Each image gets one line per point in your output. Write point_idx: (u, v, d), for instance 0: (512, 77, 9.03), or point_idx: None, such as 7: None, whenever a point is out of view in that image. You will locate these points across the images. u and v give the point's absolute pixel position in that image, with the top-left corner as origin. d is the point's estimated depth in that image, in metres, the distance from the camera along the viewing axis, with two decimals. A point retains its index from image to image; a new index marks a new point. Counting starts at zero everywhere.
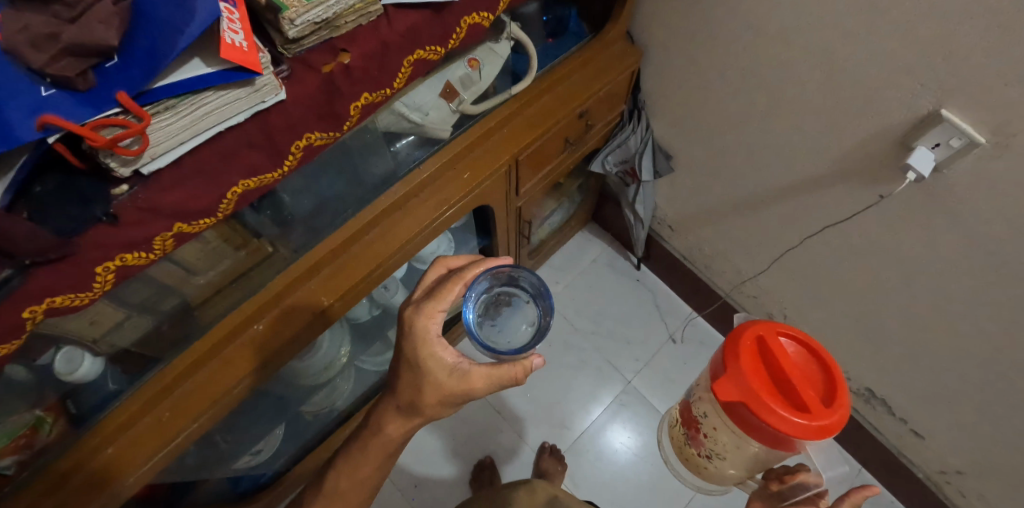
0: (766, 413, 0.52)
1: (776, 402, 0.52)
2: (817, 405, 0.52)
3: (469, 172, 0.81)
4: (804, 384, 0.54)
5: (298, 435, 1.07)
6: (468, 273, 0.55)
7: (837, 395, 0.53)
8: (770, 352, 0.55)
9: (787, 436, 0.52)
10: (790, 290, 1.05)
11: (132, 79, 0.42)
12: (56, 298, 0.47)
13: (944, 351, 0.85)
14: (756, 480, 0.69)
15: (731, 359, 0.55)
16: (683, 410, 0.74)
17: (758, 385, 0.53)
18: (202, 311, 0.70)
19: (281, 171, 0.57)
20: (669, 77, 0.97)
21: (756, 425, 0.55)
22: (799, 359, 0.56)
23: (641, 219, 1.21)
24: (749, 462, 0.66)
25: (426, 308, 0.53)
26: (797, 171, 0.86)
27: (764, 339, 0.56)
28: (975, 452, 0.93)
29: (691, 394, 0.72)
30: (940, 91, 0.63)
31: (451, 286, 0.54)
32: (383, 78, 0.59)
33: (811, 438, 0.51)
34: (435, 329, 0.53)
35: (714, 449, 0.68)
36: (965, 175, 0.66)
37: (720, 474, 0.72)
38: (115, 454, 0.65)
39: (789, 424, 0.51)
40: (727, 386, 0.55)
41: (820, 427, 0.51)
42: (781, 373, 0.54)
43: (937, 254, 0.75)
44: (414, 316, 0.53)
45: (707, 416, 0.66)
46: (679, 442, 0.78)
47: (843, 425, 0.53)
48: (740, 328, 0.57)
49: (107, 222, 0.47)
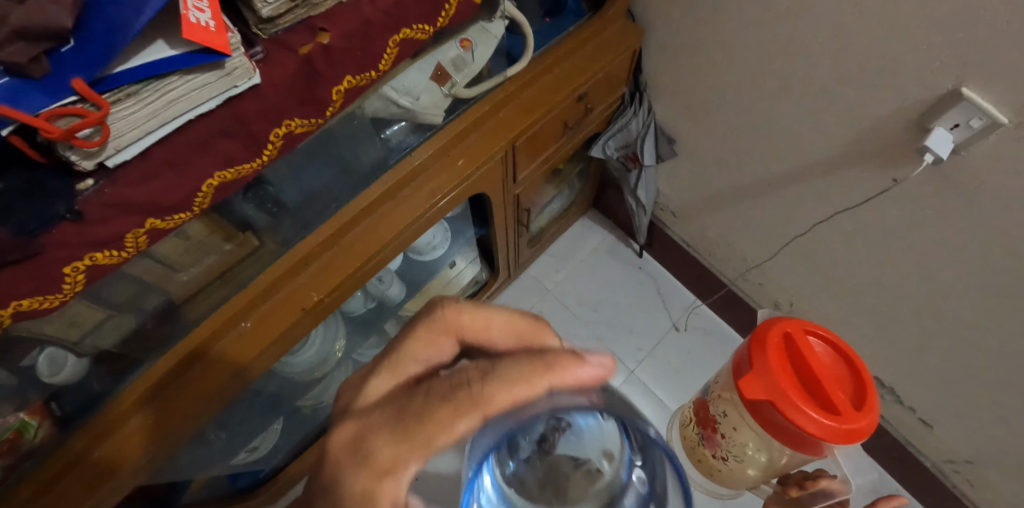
0: (794, 413, 0.49)
1: (806, 402, 0.49)
2: (848, 408, 0.50)
3: (464, 158, 0.78)
4: (833, 385, 0.52)
5: (296, 429, 1.05)
6: (490, 399, 0.31)
7: (868, 398, 0.52)
8: (798, 351, 0.53)
9: (813, 438, 0.50)
10: (798, 277, 1.02)
11: (90, 65, 0.39)
12: (21, 301, 0.44)
13: (957, 341, 0.82)
14: (771, 486, 0.68)
15: (758, 356, 0.52)
16: (699, 408, 0.72)
17: (787, 384, 0.50)
18: (188, 308, 0.67)
19: (260, 161, 0.53)
20: (673, 56, 0.93)
21: (781, 426, 0.53)
22: (827, 358, 0.55)
23: (643, 206, 1.18)
24: (766, 463, 0.65)
25: (381, 459, 0.31)
26: (807, 154, 0.83)
27: (791, 337, 0.54)
28: (986, 443, 0.91)
29: (707, 393, 0.72)
30: (960, 68, 0.59)
31: (444, 419, 0.30)
32: (367, 59, 0.55)
33: (839, 442, 0.49)
34: (393, 498, 0.31)
35: (729, 450, 0.67)
36: (986, 157, 0.62)
37: (733, 477, 0.71)
38: (102, 457, 0.62)
39: (817, 426, 0.49)
40: (753, 384, 0.52)
41: (849, 431, 0.49)
42: (809, 373, 0.52)
43: (952, 240, 0.72)
44: (352, 458, 0.32)
45: (726, 417, 0.65)
46: (692, 443, 0.76)
47: (872, 430, 0.51)
48: (768, 324, 0.55)
49: (71, 220, 0.43)
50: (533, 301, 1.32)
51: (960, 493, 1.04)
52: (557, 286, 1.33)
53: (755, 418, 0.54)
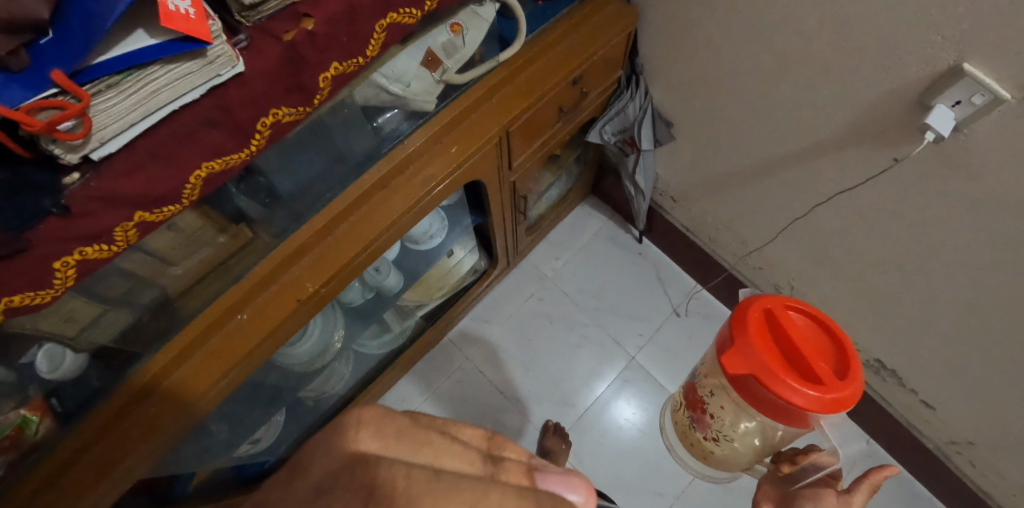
0: (779, 386, 0.50)
1: (790, 375, 0.50)
2: (830, 378, 0.52)
3: (457, 145, 0.77)
4: (816, 357, 0.54)
5: (298, 421, 1.06)
6: None
7: (851, 368, 0.53)
8: (779, 325, 0.54)
9: (798, 409, 0.52)
10: (799, 260, 1.01)
11: (68, 56, 0.38)
12: (13, 297, 0.43)
13: (960, 321, 0.81)
14: (764, 464, 0.70)
15: (740, 332, 0.53)
16: (688, 392, 0.75)
17: (769, 357, 0.51)
18: (183, 302, 0.67)
19: (248, 151, 0.53)
20: (669, 39, 0.92)
21: (766, 399, 0.54)
22: (809, 331, 0.56)
23: (641, 191, 1.16)
24: (756, 444, 0.67)
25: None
26: (806, 134, 0.81)
27: (772, 312, 0.55)
28: (988, 423, 0.91)
29: (694, 376, 0.74)
30: (962, 42, 0.57)
31: None
32: (353, 45, 0.54)
33: (824, 411, 0.51)
34: None
35: (719, 431, 0.69)
36: (988, 134, 0.61)
37: (727, 460, 0.73)
38: (102, 453, 0.61)
39: (801, 397, 0.50)
40: (735, 360, 0.53)
41: (833, 401, 0.50)
42: (791, 345, 0.54)
43: (953, 219, 0.71)
44: None
45: (713, 396, 0.68)
46: (685, 428, 0.79)
47: (856, 400, 0.52)
48: (748, 300, 0.56)
49: (58, 214, 0.43)
50: (533, 289, 1.31)
51: (963, 475, 1.04)
52: (557, 272, 1.33)
53: (741, 393, 0.56)
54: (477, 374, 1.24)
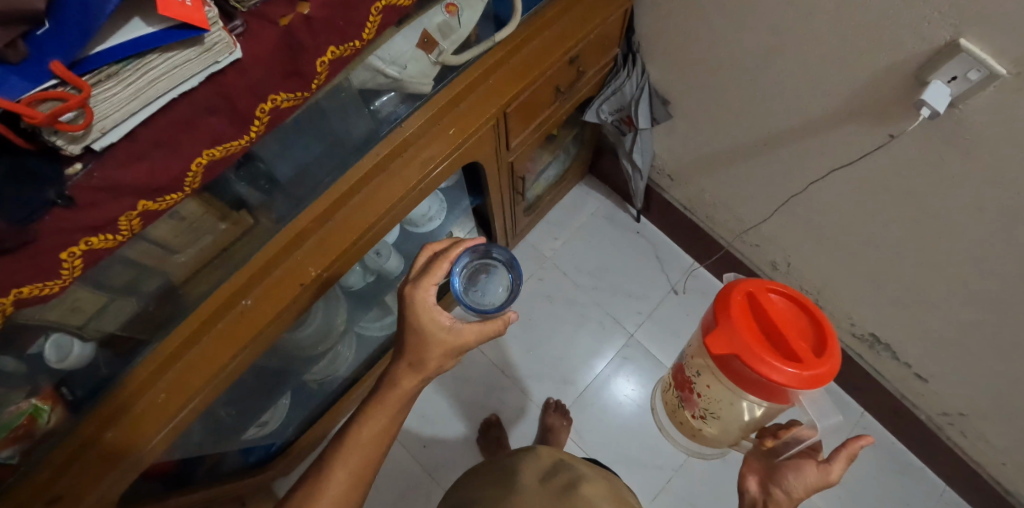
0: (760, 364, 0.53)
1: (769, 353, 0.53)
2: (807, 355, 0.54)
3: (455, 127, 0.77)
4: (795, 336, 0.56)
5: (305, 403, 1.08)
6: (453, 253, 0.62)
7: (827, 345, 0.55)
8: (761, 306, 0.57)
9: (779, 386, 0.54)
10: (796, 237, 1.02)
11: (65, 47, 0.38)
12: (21, 288, 0.44)
13: (954, 295, 0.83)
14: (750, 440, 0.73)
15: (723, 315, 0.56)
16: (677, 373, 0.78)
17: (750, 338, 0.54)
18: (187, 290, 0.67)
19: (248, 137, 0.53)
20: (664, 15, 0.91)
21: (751, 378, 0.57)
22: (789, 311, 0.58)
23: (640, 170, 1.17)
24: (740, 421, 0.70)
25: (422, 284, 0.60)
26: (803, 110, 0.81)
27: (754, 295, 0.58)
28: (980, 394, 0.93)
29: (681, 357, 0.77)
30: (959, 17, 0.57)
31: (440, 264, 0.61)
32: (350, 28, 0.54)
33: (802, 388, 0.53)
34: (428, 298, 0.59)
35: (706, 408, 0.73)
36: (984, 110, 0.61)
37: (715, 436, 0.77)
38: (116, 437, 0.62)
39: (782, 374, 0.53)
40: (720, 341, 0.56)
41: (811, 377, 0.53)
42: (771, 325, 0.56)
43: (949, 194, 0.72)
44: (413, 289, 0.60)
45: (699, 377, 0.71)
46: (674, 407, 0.83)
47: (834, 375, 0.54)
48: (731, 284, 0.59)
49: (64, 205, 0.43)
50: (533, 269, 1.32)
51: (954, 445, 1.07)
52: (556, 253, 1.34)
53: (726, 373, 0.59)
54: (476, 355, 1.25)
